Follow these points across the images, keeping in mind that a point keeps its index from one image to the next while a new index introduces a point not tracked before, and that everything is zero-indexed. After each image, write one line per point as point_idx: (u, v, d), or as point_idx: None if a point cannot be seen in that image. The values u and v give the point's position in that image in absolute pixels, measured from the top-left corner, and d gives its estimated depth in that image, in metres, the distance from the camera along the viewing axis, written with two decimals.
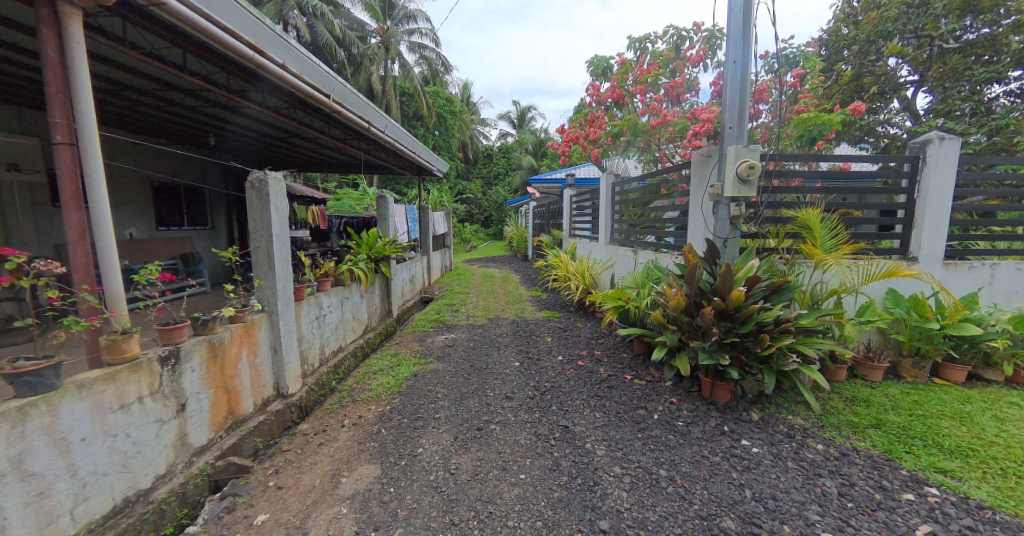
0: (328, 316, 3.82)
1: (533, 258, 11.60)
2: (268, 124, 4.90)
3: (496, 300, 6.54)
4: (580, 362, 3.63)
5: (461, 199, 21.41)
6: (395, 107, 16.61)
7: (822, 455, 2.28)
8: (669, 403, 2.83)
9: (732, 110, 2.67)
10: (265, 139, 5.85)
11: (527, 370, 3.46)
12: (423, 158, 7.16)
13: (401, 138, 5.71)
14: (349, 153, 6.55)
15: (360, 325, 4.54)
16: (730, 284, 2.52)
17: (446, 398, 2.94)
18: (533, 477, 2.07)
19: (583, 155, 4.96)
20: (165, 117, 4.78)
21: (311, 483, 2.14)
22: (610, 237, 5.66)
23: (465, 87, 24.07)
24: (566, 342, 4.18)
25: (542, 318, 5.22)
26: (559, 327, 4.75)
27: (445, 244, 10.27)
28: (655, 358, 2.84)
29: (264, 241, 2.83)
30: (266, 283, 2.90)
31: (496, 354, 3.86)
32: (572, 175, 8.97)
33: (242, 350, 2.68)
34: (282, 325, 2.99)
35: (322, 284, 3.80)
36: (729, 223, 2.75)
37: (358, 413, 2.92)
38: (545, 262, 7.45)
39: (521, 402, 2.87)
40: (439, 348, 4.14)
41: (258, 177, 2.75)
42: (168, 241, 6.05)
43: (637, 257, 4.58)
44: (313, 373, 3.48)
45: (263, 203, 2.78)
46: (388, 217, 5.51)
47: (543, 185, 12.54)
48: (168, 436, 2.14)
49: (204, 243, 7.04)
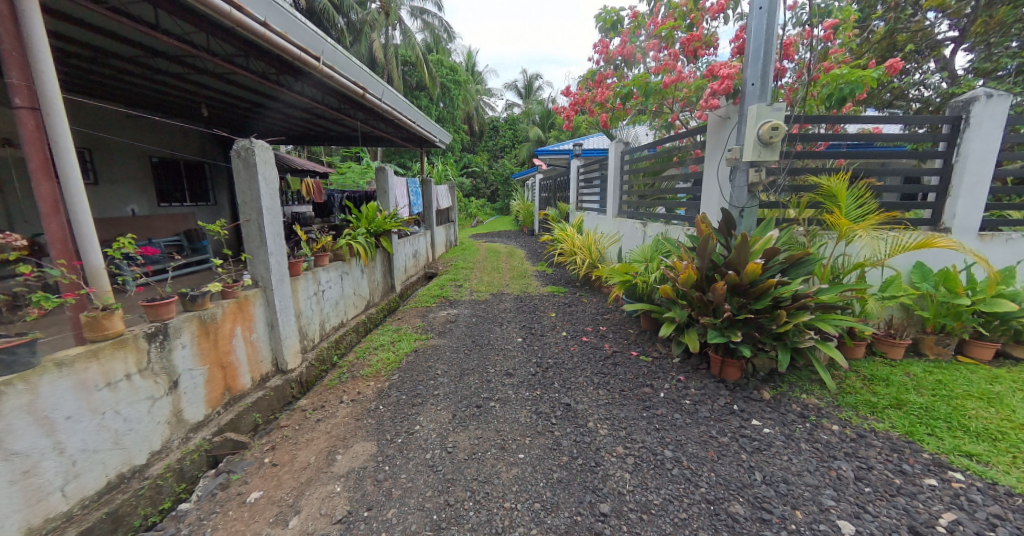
0: (326, 292, 3.75)
1: (540, 232, 11.43)
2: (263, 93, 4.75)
3: (500, 275, 6.44)
4: (584, 338, 3.54)
5: (466, 173, 21.06)
6: (398, 76, 16.14)
7: (837, 436, 2.18)
8: (675, 381, 2.74)
9: (756, 64, 2.44)
10: (260, 110, 5.70)
11: (530, 345, 3.38)
12: (424, 128, 6.93)
13: (400, 107, 5.51)
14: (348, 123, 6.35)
15: (361, 301, 4.49)
16: (747, 256, 2.36)
17: (445, 374, 2.87)
18: (532, 457, 1.99)
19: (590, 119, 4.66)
20: (156, 88, 4.64)
21: (306, 461, 2.09)
22: (618, 209, 5.45)
23: (470, 55, 23.23)
24: (570, 317, 4.08)
25: (547, 293, 5.11)
26: (563, 302, 4.65)
27: (450, 218, 10.10)
28: (663, 334, 2.74)
29: (254, 214, 2.73)
30: (258, 257, 2.81)
31: (498, 330, 3.77)
32: (580, 146, 8.66)
33: (237, 326, 2.62)
34: (277, 301, 2.93)
35: (320, 259, 3.72)
36: (747, 191, 2.59)
37: (357, 389, 2.87)
38: (552, 237, 7.28)
39: (522, 379, 2.79)
40: (441, 324, 4.06)
41: (244, 144, 2.60)
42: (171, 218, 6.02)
43: (647, 230, 4.38)
44: (312, 348, 3.45)
45: (250, 173, 2.65)
46: (388, 190, 5.34)
47: (550, 157, 12.20)
48: (162, 413, 2.09)
49: (208, 219, 6.98)
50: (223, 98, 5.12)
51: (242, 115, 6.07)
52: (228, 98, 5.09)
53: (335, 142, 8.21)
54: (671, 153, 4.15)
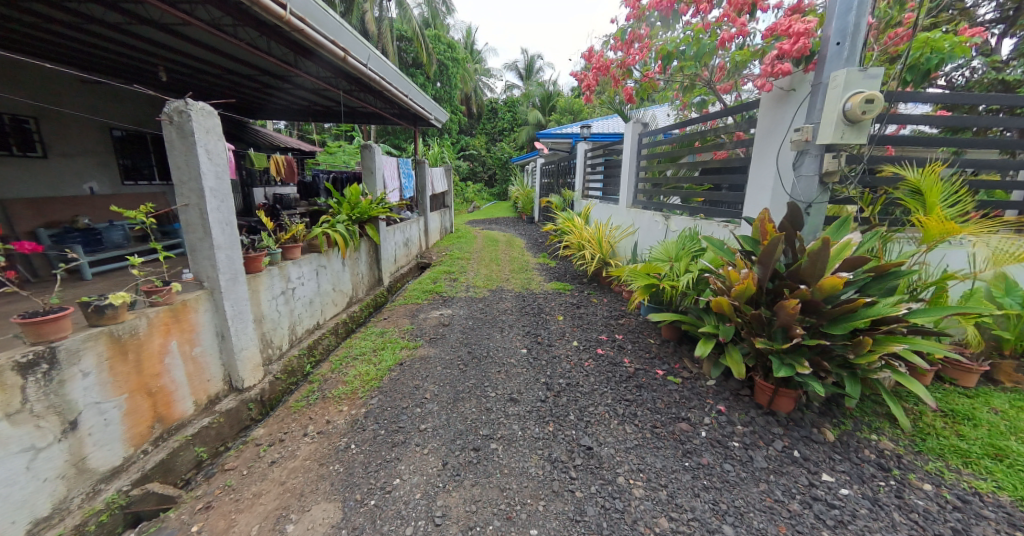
0: (297, 289, 3.20)
1: (540, 221, 10.85)
2: (229, 54, 4.16)
3: (499, 267, 5.88)
4: (600, 351, 3.02)
5: (463, 156, 20.29)
6: (392, 51, 15.26)
7: (934, 502, 1.71)
8: (717, 414, 2.24)
9: (843, 17, 1.89)
10: (232, 79, 5.09)
11: (537, 360, 2.86)
12: (417, 103, 6.31)
13: (390, 76, 4.93)
14: (330, 94, 5.68)
15: (342, 297, 3.95)
16: (823, 268, 1.85)
17: (435, 400, 2.34)
18: (549, 534, 1.51)
19: (607, 96, 4.02)
20: (102, 45, 4.05)
21: (246, 532, 1.59)
22: (633, 198, 4.85)
23: (468, 32, 22.13)
24: (581, 323, 3.56)
25: (553, 292, 4.57)
26: (571, 303, 4.14)
27: (444, 203, 9.44)
28: (698, 354, 2.33)
29: (194, 196, 2.17)
30: (202, 252, 2.26)
31: (499, 337, 3.25)
32: (587, 128, 8.01)
33: (170, 340, 2.08)
34: (229, 306, 2.37)
35: (290, 251, 3.16)
36: (818, 182, 2.08)
37: (326, 416, 2.34)
38: (555, 227, 6.72)
39: (529, 407, 2.27)
40: (433, 328, 3.50)
41: (178, 107, 2.04)
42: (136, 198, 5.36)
43: (670, 225, 3.82)
44: (279, 358, 2.92)
45: (186, 145, 2.09)
46: (375, 170, 4.71)
47: (553, 141, 11.54)
48: (51, 465, 1.58)
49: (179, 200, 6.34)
50: (187, 62, 4.53)
51: (213, 84, 5.46)
52: (192, 62, 4.51)
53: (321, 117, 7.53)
54: (703, 136, 3.59)
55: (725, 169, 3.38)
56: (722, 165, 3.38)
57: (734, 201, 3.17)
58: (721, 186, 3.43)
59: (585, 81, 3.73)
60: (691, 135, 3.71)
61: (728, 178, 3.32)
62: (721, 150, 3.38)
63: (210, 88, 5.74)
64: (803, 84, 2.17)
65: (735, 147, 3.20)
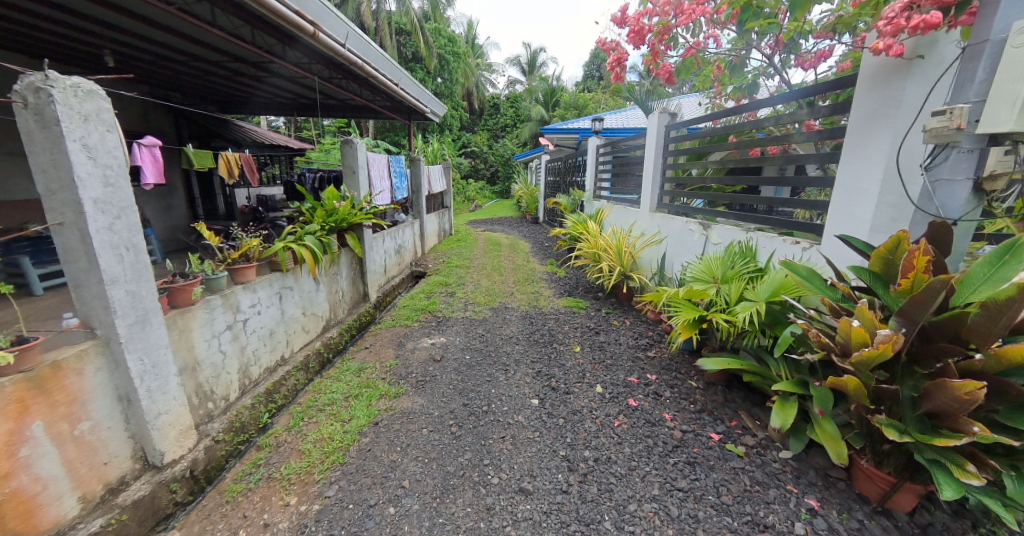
0: (251, 320, 2.58)
1: (546, 221, 10.19)
2: (186, 35, 3.78)
3: (502, 278, 5.23)
4: (632, 402, 2.39)
5: (464, 152, 19.65)
6: (391, 46, 14.69)
7: None
8: (811, 518, 1.62)
9: None
10: (196, 64, 4.68)
11: (553, 416, 2.24)
12: (410, 92, 5.69)
13: (377, 61, 4.42)
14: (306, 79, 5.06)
15: (316, 322, 3.33)
16: (1006, 328, 1.24)
17: (416, 491, 1.72)
18: None
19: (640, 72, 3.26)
20: (44, 29, 3.61)
21: None
22: (658, 199, 4.15)
23: (470, 26, 21.45)
24: (604, 359, 2.92)
25: (565, 311, 3.91)
26: (589, 327, 3.51)
27: (442, 204, 8.79)
28: (776, 424, 1.78)
29: (69, 212, 1.52)
30: (89, 288, 1.62)
31: (504, 379, 2.62)
32: (598, 122, 7.32)
33: (28, 422, 1.46)
34: (134, 360, 1.72)
35: (244, 272, 2.55)
36: (971, 192, 1.48)
37: (266, 514, 1.72)
38: (564, 230, 6.06)
39: (547, 506, 1.65)
40: (422, 363, 2.87)
41: (32, 83, 1.40)
42: None
43: (709, 235, 3.12)
44: (223, 413, 2.31)
45: (51, 139, 1.45)
46: (358, 169, 4.02)
47: (558, 137, 10.86)
48: None
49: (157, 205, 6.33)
50: (150, 49, 4.18)
51: (179, 72, 5.00)
52: (156, 49, 4.18)
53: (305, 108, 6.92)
54: (759, 125, 2.87)
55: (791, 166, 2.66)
56: (785, 163, 2.67)
57: (811, 206, 2.46)
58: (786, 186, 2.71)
59: (615, 53, 2.99)
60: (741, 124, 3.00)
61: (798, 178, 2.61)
62: (786, 142, 2.66)
63: (178, 78, 5.30)
64: (949, 40, 1.57)
65: (811, 138, 2.48)
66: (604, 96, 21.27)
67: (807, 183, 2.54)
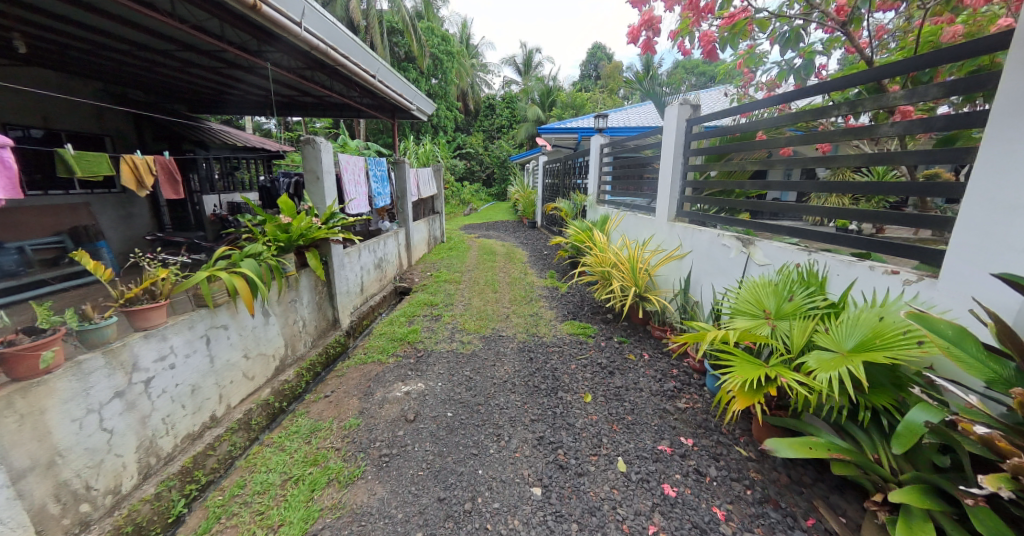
0: (161, 379, 1.96)
1: (545, 226, 9.60)
2: (119, 18, 3.23)
3: (497, 294, 4.64)
4: (668, 488, 1.79)
5: (460, 154, 19.12)
6: (381, 46, 14.17)
7: None
8: None
9: None
10: (131, 48, 4.08)
11: (558, 516, 1.64)
12: (394, 88, 5.01)
13: (349, 49, 3.82)
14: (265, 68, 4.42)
15: (263, 364, 2.72)
16: None
17: None
18: None
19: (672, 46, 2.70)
20: None
21: None
22: (678, 206, 3.51)
23: (465, 26, 20.97)
24: (622, 415, 2.32)
25: (570, 341, 3.29)
26: (599, 364, 2.91)
27: (433, 209, 8.17)
28: None
29: None
30: None
31: (493, 449, 2.01)
32: (600, 119, 6.71)
33: None
34: None
35: (156, 312, 1.95)
36: None
37: None
38: (565, 239, 5.44)
39: None
40: (390, 423, 2.26)
41: None
42: (53, 211, 4.84)
43: (753, 254, 2.49)
44: (106, 513, 1.70)
45: None
46: (321, 174, 3.37)
47: (556, 137, 10.28)
48: None
49: (113, 212, 5.75)
50: (81, 34, 3.68)
51: (112, 57, 4.37)
52: (92, 36, 3.71)
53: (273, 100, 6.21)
54: (817, 116, 2.22)
55: (874, 167, 2.02)
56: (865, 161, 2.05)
57: (916, 221, 1.85)
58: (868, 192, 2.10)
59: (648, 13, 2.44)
60: (791, 114, 2.37)
61: (885, 183, 1.99)
62: (866, 136, 2.00)
63: (114, 64, 4.66)
64: None
65: (897, 132, 1.82)
66: (603, 96, 20.70)
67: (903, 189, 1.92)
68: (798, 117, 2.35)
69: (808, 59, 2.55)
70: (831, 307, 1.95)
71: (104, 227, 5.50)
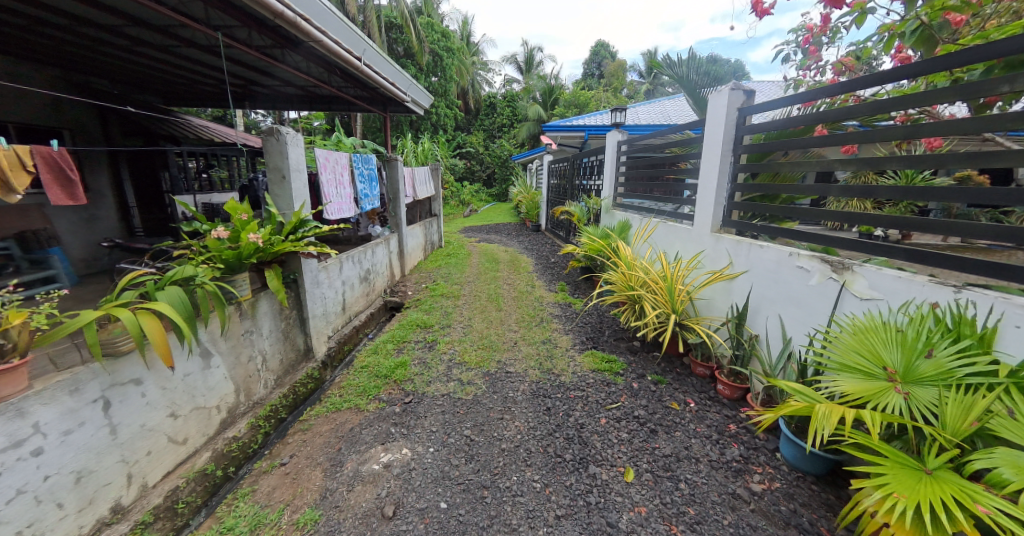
0: (14, 475, 1.36)
1: (550, 229, 8.99)
2: None
3: (502, 312, 4.02)
4: None
5: (459, 153, 18.51)
6: (379, 41, 13.51)
7: None
8: None
9: None
10: (69, 23, 3.39)
11: None
12: (385, 76, 4.32)
13: (325, 22, 3.17)
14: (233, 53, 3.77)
15: (201, 422, 2.09)
16: None
17: None
18: None
19: None
20: None
21: None
22: (725, 214, 2.88)
23: (466, 22, 20.26)
24: (681, 507, 1.71)
25: (594, 381, 2.66)
26: (637, 416, 2.30)
27: (430, 211, 7.55)
28: None
29: None
30: None
31: None
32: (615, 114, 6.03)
33: None
34: None
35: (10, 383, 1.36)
36: None
37: None
38: (577, 246, 4.81)
39: None
40: (365, 521, 1.64)
41: None
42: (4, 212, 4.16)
43: (851, 284, 1.87)
44: None
45: None
46: (289, 172, 2.74)
47: (562, 135, 9.64)
48: None
49: (73, 215, 5.12)
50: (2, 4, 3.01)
51: (54, 35, 3.70)
52: (16, 5, 3.04)
53: (254, 89, 5.52)
54: (969, 94, 1.78)
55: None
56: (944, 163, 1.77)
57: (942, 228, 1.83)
58: (909, 197, 1.96)
59: None
60: (919, 96, 1.89)
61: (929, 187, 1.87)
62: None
63: (59, 44, 3.98)
64: None
65: None
66: (606, 95, 20.06)
67: (943, 195, 1.83)
68: (925, 101, 1.90)
69: (948, 16, 1.88)
70: (998, 373, 1.36)
71: (60, 233, 4.84)
